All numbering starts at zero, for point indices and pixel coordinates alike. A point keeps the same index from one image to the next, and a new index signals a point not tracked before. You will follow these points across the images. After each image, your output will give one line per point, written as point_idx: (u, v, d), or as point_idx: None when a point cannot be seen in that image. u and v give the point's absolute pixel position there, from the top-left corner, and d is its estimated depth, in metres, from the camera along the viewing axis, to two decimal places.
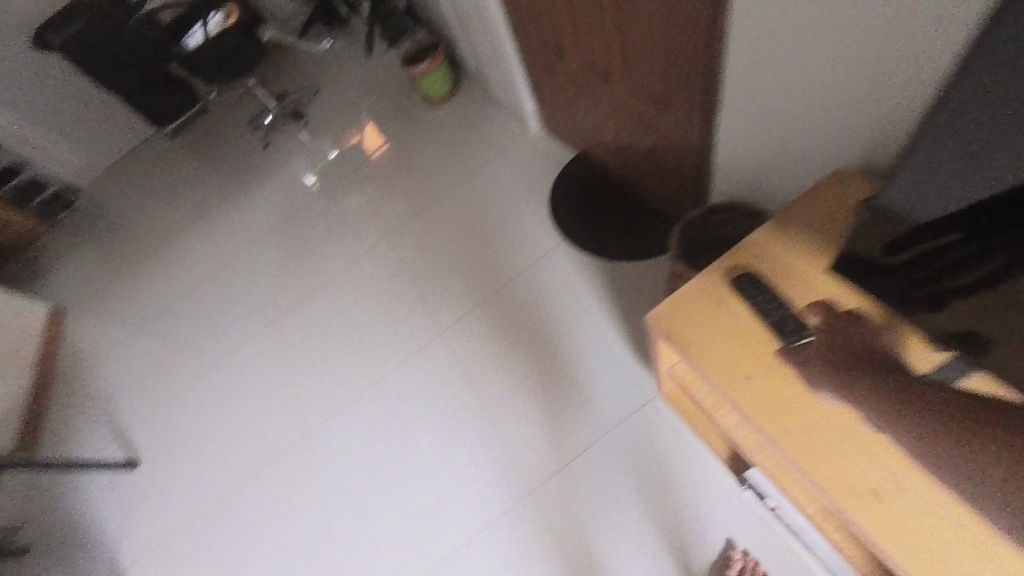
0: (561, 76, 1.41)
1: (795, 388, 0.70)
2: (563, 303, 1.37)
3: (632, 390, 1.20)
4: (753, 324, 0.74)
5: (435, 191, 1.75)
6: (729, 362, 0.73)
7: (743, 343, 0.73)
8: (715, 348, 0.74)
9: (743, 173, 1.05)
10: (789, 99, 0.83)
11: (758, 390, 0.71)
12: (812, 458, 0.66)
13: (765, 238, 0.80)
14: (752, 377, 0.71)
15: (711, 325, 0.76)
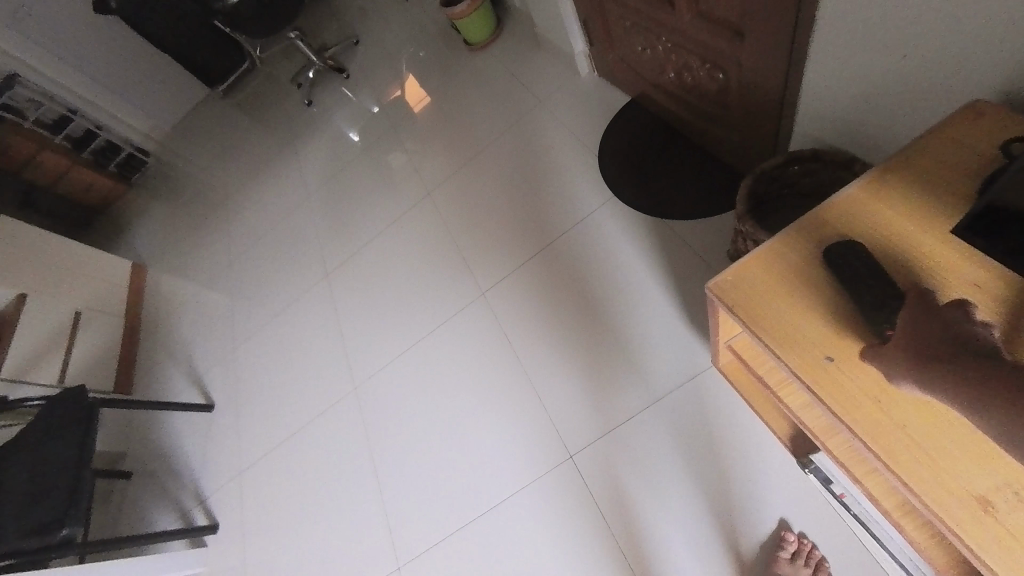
0: (616, 7, 1.25)
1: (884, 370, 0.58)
2: (610, 265, 1.29)
3: (683, 359, 1.13)
4: (838, 295, 0.63)
5: (477, 145, 1.67)
6: (802, 337, 0.63)
7: (821, 317, 0.63)
8: (786, 321, 0.64)
9: (834, 115, 0.89)
10: (909, 15, 0.67)
11: (835, 370, 0.59)
12: (900, 454, 0.54)
13: (863, 195, 0.67)
14: (832, 358, 0.60)
15: (784, 295, 0.66)
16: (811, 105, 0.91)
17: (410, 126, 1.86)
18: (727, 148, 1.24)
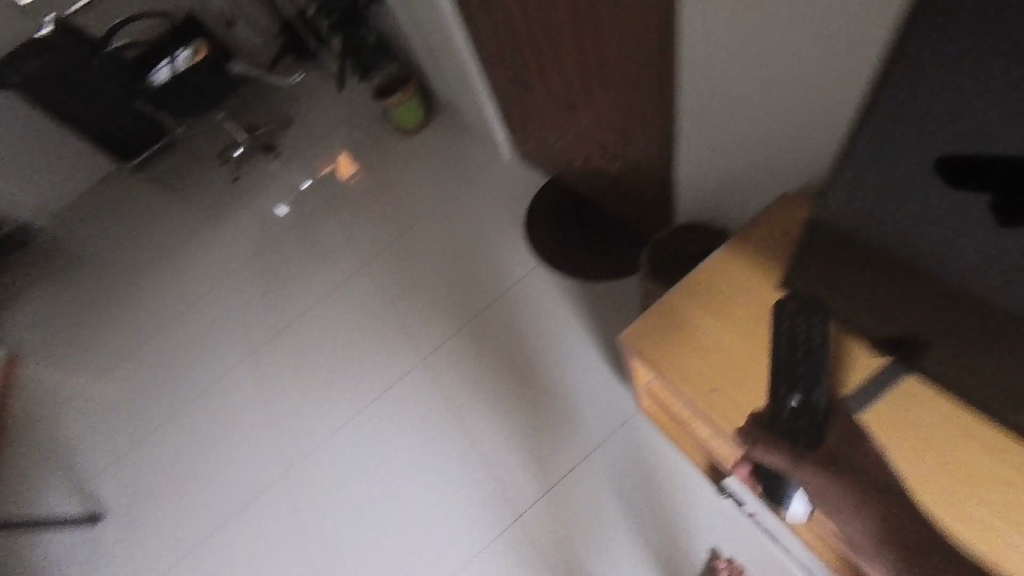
0: (530, 105, 1.47)
1: (752, 394, 0.74)
2: (540, 326, 1.40)
3: (612, 407, 1.23)
4: (716, 338, 0.79)
5: (411, 219, 1.77)
6: (697, 375, 0.77)
7: (708, 358, 0.78)
8: (683, 363, 0.78)
9: (702, 196, 1.12)
10: (744, 126, 0.90)
11: (723, 399, 0.75)
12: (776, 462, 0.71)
13: (722, 258, 0.85)
14: (717, 389, 0.76)
15: (678, 342, 0.80)
16: (688, 187, 1.13)
17: (344, 201, 1.93)
18: (632, 218, 1.45)
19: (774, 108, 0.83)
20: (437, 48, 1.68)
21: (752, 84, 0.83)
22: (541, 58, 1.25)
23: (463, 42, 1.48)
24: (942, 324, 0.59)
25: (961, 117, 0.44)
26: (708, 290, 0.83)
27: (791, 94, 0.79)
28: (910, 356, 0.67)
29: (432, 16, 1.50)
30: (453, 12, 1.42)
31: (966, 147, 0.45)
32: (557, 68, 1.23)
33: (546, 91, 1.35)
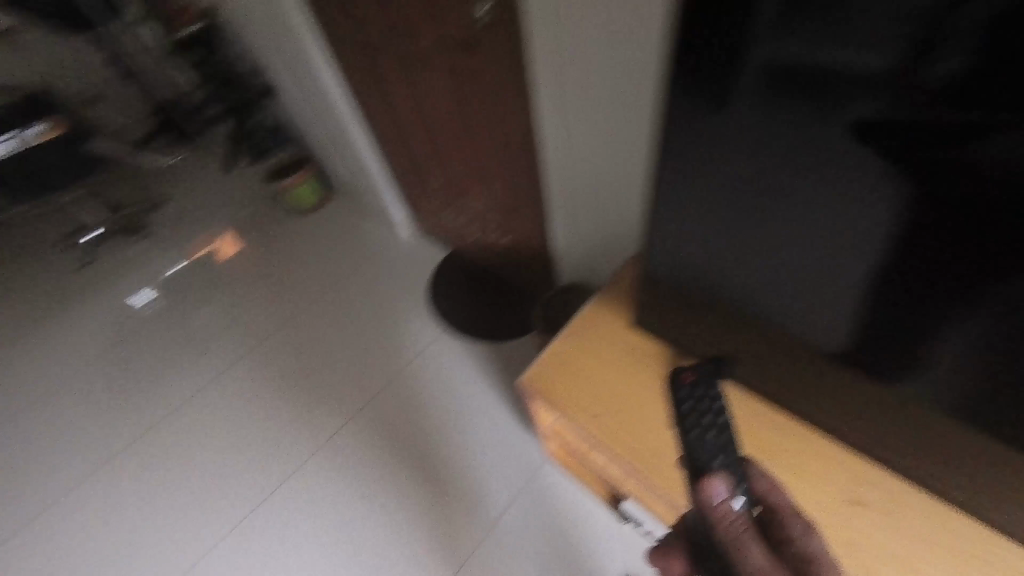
0: (427, 190, 1.62)
1: (634, 417, 0.80)
2: (443, 395, 1.46)
3: (517, 463, 1.31)
4: (598, 370, 0.84)
5: (307, 298, 1.78)
6: (585, 407, 0.82)
7: (593, 390, 0.83)
8: (572, 397, 0.83)
9: (576, 262, 1.31)
10: (592, 205, 1.09)
11: (609, 425, 0.80)
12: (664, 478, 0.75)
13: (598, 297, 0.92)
14: (601, 416, 0.81)
15: (567, 378, 0.84)
16: (564, 255, 1.32)
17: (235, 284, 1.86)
18: (522, 285, 1.62)
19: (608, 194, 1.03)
20: (333, 138, 1.78)
21: (591, 175, 1.02)
22: (435, 149, 1.40)
23: (360, 133, 1.62)
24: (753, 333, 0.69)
25: (826, 163, 0.46)
26: (587, 327, 0.88)
27: (618, 186, 0.99)
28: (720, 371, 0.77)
29: (328, 111, 1.60)
30: (350, 109, 1.54)
31: (850, 183, 0.46)
32: (447, 161, 1.40)
33: (442, 177, 1.49)
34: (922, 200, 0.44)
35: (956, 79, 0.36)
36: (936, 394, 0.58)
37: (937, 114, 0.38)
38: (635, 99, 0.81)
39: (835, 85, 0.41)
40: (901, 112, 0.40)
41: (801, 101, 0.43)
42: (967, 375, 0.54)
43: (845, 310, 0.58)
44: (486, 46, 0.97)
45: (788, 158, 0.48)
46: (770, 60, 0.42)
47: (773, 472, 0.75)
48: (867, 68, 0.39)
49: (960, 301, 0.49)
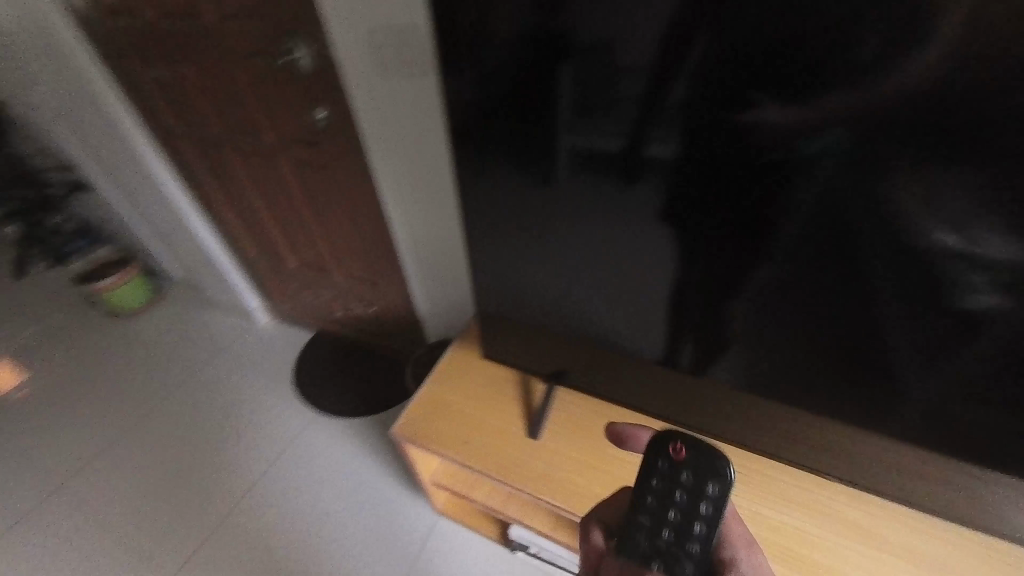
0: (284, 274, 1.61)
1: (499, 434, 0.87)
2: (315, 485, 1.39)
3: (403, 532, 1.27)
4: (463, 400, 0.93)
5: (141, 414, 1.64)
6: (457, 435, 0.88)
7: (461, 418, 0.90)
8: (444, 429, 0.89)
9: (437, 322, 1.41)
10: (442, 268, 1.21)
11: (478, 446, 0.86)
12: (534, 480, 0.82)
13: (458, 342, 1.03)
14: (470, 440, 0.87)
15: (438, 414, 0.91)
16: (428, 319, 1.42)
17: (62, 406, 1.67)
18: (395, 353, 1.65)
19: (447, 255, 1.17)
20: (167, 231, 1.67)
21: (430, 238, 1.14)
22: (287, 233, 1.42)
23: (201, 224, 1.54)
24: (566, 338, 0.83)
25: (631, 217, 0.60)
26: (450, 366, 0.98)
27: (453, 247, 1.13)
28: (557, 378, 0.89)
29: (162, 206, 1.53)
30: (189, 203, 1.49)
31: (660, 233, 0.60)
32: (301, 245, 1.44)
33: (299, 258, 1.50)
34: (717, 236, 0.57)
35: (676, 150, 0.53)
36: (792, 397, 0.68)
37: (672, 173, 0.55)
38: (443, 175, 0.97)
39: (611, 162, 0.57)
40: (662, 172, 0.55)
41: (572, 168, 0.60)
42: (777, 369, 0.66)
43: (706, 345, 0.69)
44: (326, 145, 1.06)
45: (615, 219, 0.62)
46: (568, 146, 0.58)
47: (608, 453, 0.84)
48: (619, 146, 0.55)
49: (726, 306, 0.63)
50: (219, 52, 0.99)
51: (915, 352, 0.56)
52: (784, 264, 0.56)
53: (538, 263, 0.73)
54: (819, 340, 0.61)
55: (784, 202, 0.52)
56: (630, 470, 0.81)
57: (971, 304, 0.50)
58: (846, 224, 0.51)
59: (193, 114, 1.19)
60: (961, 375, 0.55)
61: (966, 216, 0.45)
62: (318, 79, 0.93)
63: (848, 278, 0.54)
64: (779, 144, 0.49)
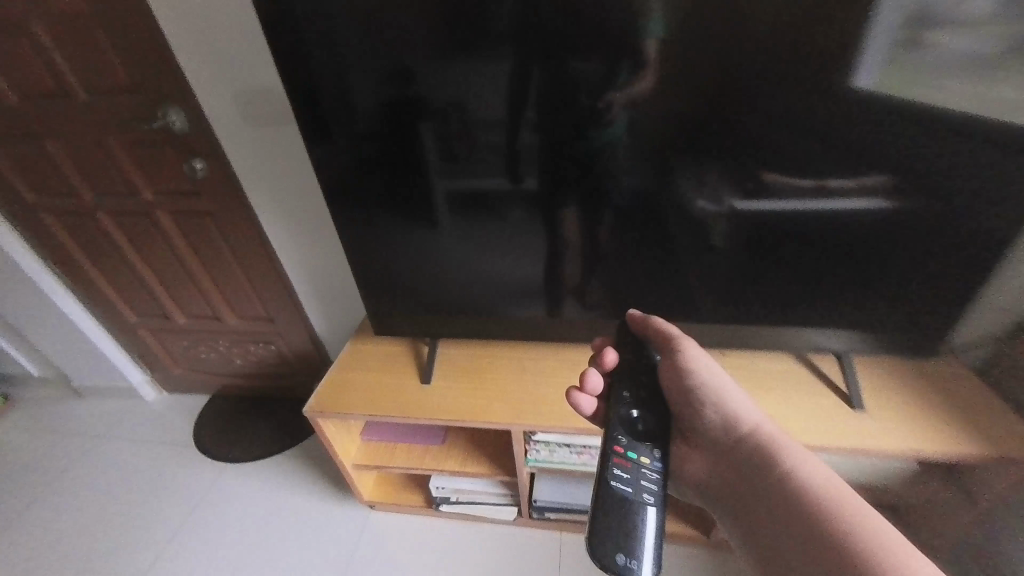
0: (173, 335, 1.62)
1: (399, 387, 1.07)
2: (230, 529, 1.41)
3: (331, 541, 1.34)
4: (364, 375, 1.11)
5: (13, 521, 1.53)
6: (363, 399, 1.05)
7: (365, 386, 1.08)
8: (351, 398, 1.06)
9: (337, 346, 1.52)
10: (332, 289, 1.37)
11: (383, 401, 1.05)
12: (433, 409, 1.02)
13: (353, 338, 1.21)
14: (375, 399, 1.05)
15: (343, 389, 1.08)
16: (328, 344, 1.53)
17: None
18: (302, 391, 1.70)
19: (333, 276, 1.34)
20: (24, 317, 1.58)
21: (313, 263, 1.32)
22: (169, 290, 1.47)
23: (67, 301, 1.52)
24: (436, 302, 1.09)
25: (502, 226, 0.96)
26: (349, 353, 1.16)
27: (337, 267, 1.31)
28: (436, 335, 1.13)
29: (20, 288, 1.48)
30: (51, 281, 1.47)
31: (523, 233, 0.95)
32: (188, 298, 1.49)
33: (186, 312, 1.53)
34: (556, 230, 0.94)
35: (522, 182, 0.90)
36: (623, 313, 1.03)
37: (524, 196, 0.91)
38: (318, 203, 1.18)
39: (484, 196, 0.92)
40: (517, 196, 0.91)
41: (477, 178, 0.90)
42: (617, 301, 1.02)
43: (572, 301, 1.03)
44: (206, 193, 1.20)
45: (493, 230, 0.96)
46: (454, 190, 0.93)
47: (485, 377, 1.08)
48: (490, 185, 0.91)
49: (586, 272, 0.99)
50: (91, 125, 1.12)
51: (699, 271, 0.95)
52: (601, 239, 0.94)
53: (444, 250, 1.01)
54: (646, 268, 0.96)
55: (595, 202, 0.90)
56: (501, 382, 1.06)
57: (715, 239, 0.90)
58: (641, 207, 0.89)
59: (60, 185, 1.26)
60: (726, 278, 0.95)
61: (708, 191, 0.85)
62: (194, 136, 1.10)
63: (646, 237, 0.92)
64: (578, 171, 0.87)
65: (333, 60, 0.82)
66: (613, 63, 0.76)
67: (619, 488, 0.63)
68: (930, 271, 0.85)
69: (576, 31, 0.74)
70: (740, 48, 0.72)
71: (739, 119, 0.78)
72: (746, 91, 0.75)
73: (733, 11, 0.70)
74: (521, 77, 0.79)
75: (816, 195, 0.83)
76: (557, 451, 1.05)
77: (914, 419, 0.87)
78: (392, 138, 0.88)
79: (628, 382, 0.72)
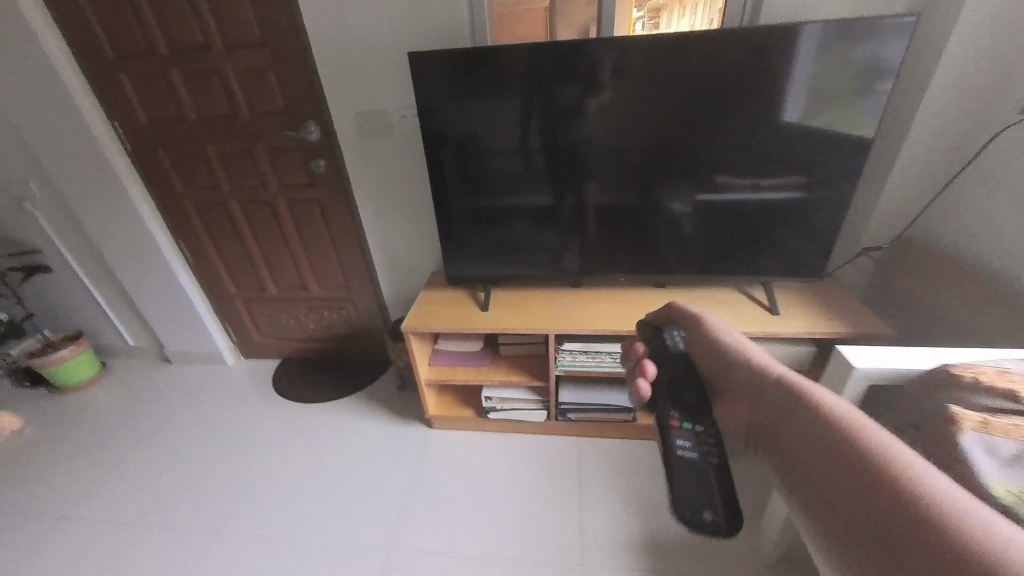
0: (262, 303, 2.02)
1: (466, 312, 1.53)
2: (319, 440, 1.76)
3: (404, 445, 1.71)
4: (440, 307, 1.57)
5: (131, 443, 1.82)
6: (442, 319, 1.51)
7: (441, 312, 1.53)
8: (434, 318, 1.51)
9: (400, 309, 1.96)
10: (405, 262, 1.82)
11: (457, 319, 1.50)
12: (494, 322, 1.48)
13: (427, 288, 1.67)
14: (450, 318, 1.50)
15: (427, 314, 1.53)
16: (391, 307, 1.96)
17: (29, 468, 1.75)
18: (362, 350, 2.10)
19: (407, 252, 1.79)
20: (142, 289, 1.96)
21: (395, 244, 1.78)
22: (270, 264, 1.90)
23: (184, 274, 1.93)
24: (494, 270, 1.58)
25: (531, 221, 1.48)
26: (426, 297, 1.62)
27: (412, 244, 1.77)
28: (490, 282, 1.60)
29: (148, 263, 1.88)
30: (177, 255, 1.89)
31: (547, 223, 1.48)
32: (283, 271, 1.91)
33: (280, 284, 1.95)
34: (562, 223, 1.47)
35: (540, 192, 1.43)
36: (629, 269, 1.52)
37: (539, 203, 1.45)
38: (407, 194, 1.66)
39: (511, 205, 1.46)
40: (536, 201, 1.44)
41: (508, 171, 1.41)
42: (622, 264, 1.52)
43: (588, 267, 1.54)
44: (320, 186, 1.66)
45: (523, 223, 1.49)
46: (493, 202, 1.46)
47: (525, 306, 1.54)
48: (516, 197, 1.44)
49: (592, 249, 1.51)
50: (244, 137, 1.59)
51: (676, 244, 1.46)
52: (593, 228, 1.47)
53: (489, 239, 1.53)
54: (631, 232, 1.46)
55: (584, 205, 1.43)
56: (537, 308, 1.53)
57: (682, 222, 1.42)
58: (622, 207, 1.42)
59: (206, 181, 1.71)
60: (694, 248, 1.46)
61: (679, 192, 1.37)
62: (321, 144, 1.57)
63: (630, 225, 1.45)
64: (574, 184, 1.40)
65: (427, 116, 1.35)
66: (588, 91, 1.26)
67: (686, 455, 0.75)
68: (816, 225, 1.36)
69: (560, 91, 1.27)
70: (693, 98, 1.23)
71: (692, 145, 1.29)
72: (694, 123, 1.27)
73: (683, 71, 1.21)
74: (533, 126, 1.33)
75: (754, 188, 1.33)
76: (578, 356, 1.48)
77: (810, 315, 1.35)
78: (450, 147, 1.39)
79: (667, 366, 0.78)
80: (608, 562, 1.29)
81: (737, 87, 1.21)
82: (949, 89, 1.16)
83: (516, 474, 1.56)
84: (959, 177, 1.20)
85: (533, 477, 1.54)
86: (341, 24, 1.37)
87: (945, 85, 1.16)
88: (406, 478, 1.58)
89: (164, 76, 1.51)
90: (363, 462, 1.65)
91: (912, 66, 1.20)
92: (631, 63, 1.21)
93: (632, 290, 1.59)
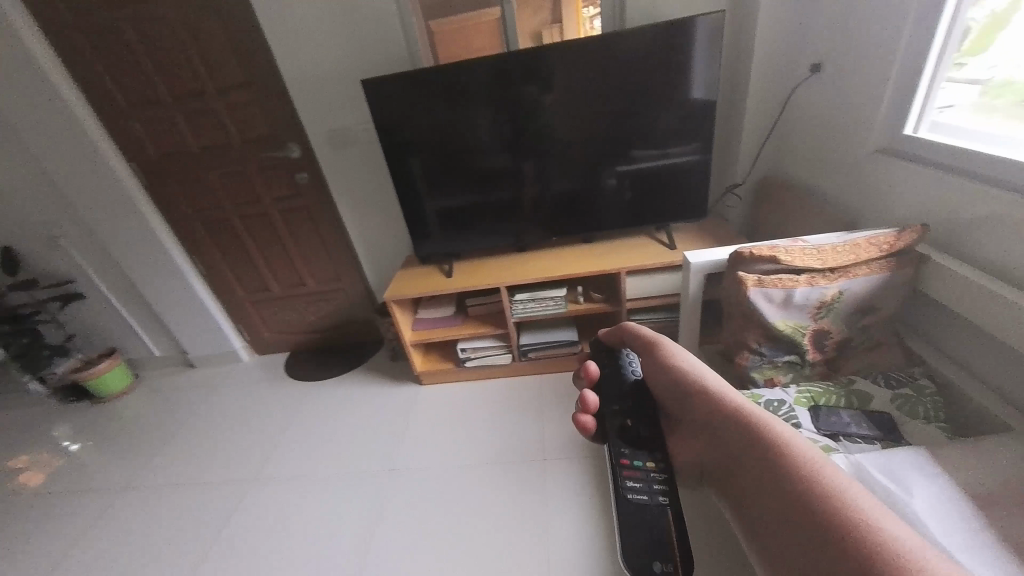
0: (269, 303, 2.36)
1: (435, 280, 1.89)
2: (331, 404, 2.11)
3: (401, 399, 2.06)
4: (413, 280, 1.92)
5: (174, 430, 2.16)
6: (415, 287, 1.86)
7: (415, 283, 1.89)
8: (409, 288, 1.86)
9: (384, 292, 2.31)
10: (383, 251, 2.18)
11: (427, 286, 1.86)
12: (459, 284, 1.83)
13: (403, 268, 2.03)
14: (421, 287, 1.86)
15: (403, 286, 1.88)
16: (377, 291, 2.31)
17: (93, 458, 2.08)
18: (357, 333, 2.45)
19: (383, 241, 2.15)
20: (165, 302, 2.30)
21: (373, 236, 2.14)
22: (271, 267, 2.25)
23: (199, 284, 2.28)
24: (454, 244, 1.93)
25: (480, 202, 1.84)
26: (402, 275, 1.98)
27: (387, 234, 2.14)
28: (451, 255, 1.96)
29: (168, 278, 2.22)
30: (191, 268, 2.23)
31: (492, 202, 1.84)
32: (282, 272, 2.26)
33: (280, 284, 2.30)
34: (506, 200, 1.83)
35: (483, 178, 1.79)
36: (563, 231, 1.89)
37: (485, 187, 1.80)
38: (377, 193, 2.02)
39: (462, 190, 1.82)
40: (482, 186, 1.80)
41: (465, 163, 1.76)
42: (558, 227, 1.88)
43: (531, 233, 1.90)
44: (305, 194, 2.02)
45: (474, 204, 1.84)
46: (448, 190, 1.82)
47: (481, 271, 1.90)
48: (466, 183, 1.80)
49: (532, 218, 1.86)
50: (239, 160, 1.94)
51: (598, 205, 1.82)
52: (530, 200, 1.82)
53: (450, 220, 1.88)
54: (561, 201, 1.82)
55: (519, 183, 1.79)
56: (490, 270, 1.89)
57: (599, 187, 1.78)
58: (551, 181, 1.78)
59: (210, 201, 2.06)
60: (613, 207, 1.82)
61: (592, 163, 1.74)
62: (302, 158, 1.93)
63: (558, 195, 1.81)
64: (509, 167, 1.76)
65: (386, 127, 1.70)
66: (508, 92, 1.61)
67: (635, 498, 0.66)
68: (697, 174, 1.73)
69: (485, 95, 1.62)
70: (588, 87, 1.60)
71: (596, 125, 1.66)
72: (592, 107, 1.63)
73: (576, 69, 1.57)
74: (469, 125, 1.68)
75: (645, 152, 1.70)
76: (528, 304, 1.85)
77: (701, 245, 1.73)
78: (407, 148, 1.74)
79: (615, 395, 0.76)
80: (567, 454, 1.65)
81: (618, 75, 1.57)
82: (768, 60, 1.54)
83: (492, 407, 1.91)
84: (786, 124, 1.59)
85: (506, 406, 1.90)
86: (304, 61, 1.73)
87: (764, 56, 1.54)
88: (405, 422, 1.93)
89: (169, 119, 1.87)
90: (368, 415, 2.00)
91: (739, 47, 1.59)
92: (535, 66, 1.57)
93: (568, 247, 1.96)
